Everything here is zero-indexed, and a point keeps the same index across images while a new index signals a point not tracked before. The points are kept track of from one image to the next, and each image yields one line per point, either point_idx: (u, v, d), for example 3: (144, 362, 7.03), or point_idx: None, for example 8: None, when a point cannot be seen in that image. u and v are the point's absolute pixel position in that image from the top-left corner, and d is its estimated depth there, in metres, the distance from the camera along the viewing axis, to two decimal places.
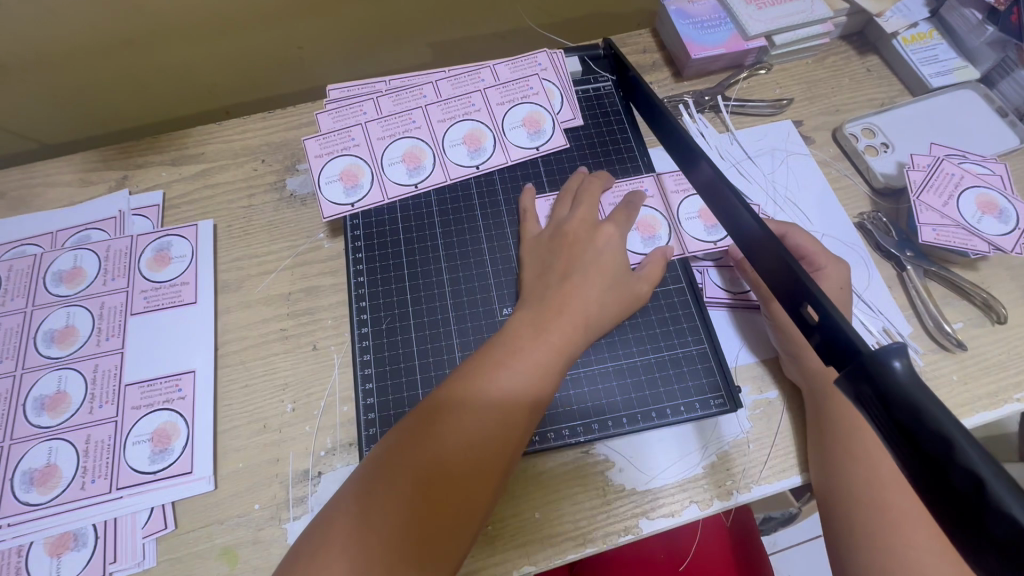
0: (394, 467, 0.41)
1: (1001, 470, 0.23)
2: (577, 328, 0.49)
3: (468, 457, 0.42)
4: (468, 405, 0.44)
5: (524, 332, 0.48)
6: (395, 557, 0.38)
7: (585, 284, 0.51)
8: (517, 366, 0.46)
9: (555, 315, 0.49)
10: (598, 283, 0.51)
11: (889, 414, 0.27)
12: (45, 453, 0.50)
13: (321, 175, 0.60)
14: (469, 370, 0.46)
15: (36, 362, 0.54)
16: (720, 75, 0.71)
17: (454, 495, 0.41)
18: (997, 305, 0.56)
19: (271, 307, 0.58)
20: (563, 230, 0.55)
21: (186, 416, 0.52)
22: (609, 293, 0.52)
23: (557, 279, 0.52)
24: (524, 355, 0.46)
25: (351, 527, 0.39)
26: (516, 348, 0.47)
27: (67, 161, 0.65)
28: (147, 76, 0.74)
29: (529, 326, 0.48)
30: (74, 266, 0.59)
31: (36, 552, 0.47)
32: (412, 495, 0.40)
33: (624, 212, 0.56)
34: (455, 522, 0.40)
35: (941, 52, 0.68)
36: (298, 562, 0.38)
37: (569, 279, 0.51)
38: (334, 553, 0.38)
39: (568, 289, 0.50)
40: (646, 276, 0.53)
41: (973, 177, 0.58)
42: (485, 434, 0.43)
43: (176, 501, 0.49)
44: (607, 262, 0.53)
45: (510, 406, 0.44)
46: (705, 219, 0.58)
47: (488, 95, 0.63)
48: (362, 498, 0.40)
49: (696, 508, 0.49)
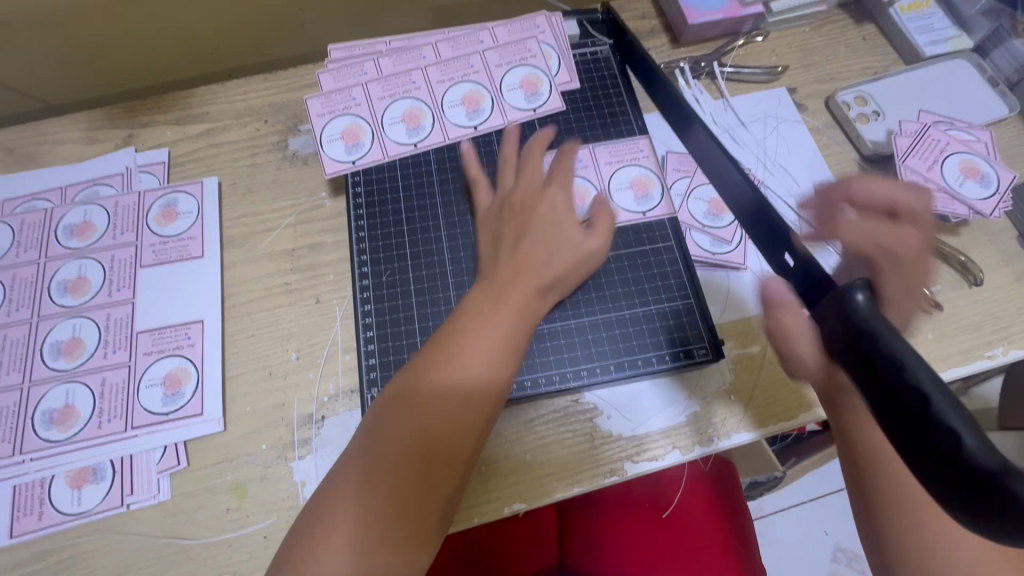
0: (381, 440, 0.43)
1: (943, 386, 0.26)
2: (531, 293, 0.51)
3: (458, 404, 0.45)
4: (454, 359, 0.46)
5: (484, 303, 0.49)
6: (402, 496, 0.42)
7: (537, 251, 0.52)
8: (493, 334, 0.48)
9: (512, 284, 0.50)
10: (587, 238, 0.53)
11: (852, 346, 0.30)
12: (63, 395, 0.53)
13: (322, 135, 0.61)
14: (455, 326, 0.48)
15: (51, 311, 0.56)
16: (717, 41, 0.71)
17: (450, 439, 0.44)
18: (975, 269, 0.58)
19: (275, 262, 0.60)
20: (510, 200, 0.56)
21: (196, 362, 0.55)
22: (558, 255, 0.53)
23: (508, 250, 0.53)
24: (498, 322, 0.48)
25: (348, 497, 0.41)
26: (487, 316, 0.48)
27: (74, 119, 0.67)
28: (148, 36, 0.75)
29: (491, 295, 0.50)
30: (84, 220, 0.60)
31: (59, 484, 0.50)
32: (411, 443, 0.43)
33: (562, 173, 0.58)
34: (443, 484, 0.44)
35: (937, 21, 0.69)
36: (314, 508, 0.42)
37: (520, 248, 0.52)
38: (345, 498, 0.41)
39: (520, 258, 0.52)
40: (596, 233, 0.55)
41: (958, 144, 0.60)
42: (468, 401, 0.46)
43: (189, 440, 0.52)
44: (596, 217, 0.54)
45: (494, 356, 0.47)
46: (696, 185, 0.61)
47: (487, 57, 0.64)
48: (365, 450, 0.43)
49: (678, 453, 0.52)
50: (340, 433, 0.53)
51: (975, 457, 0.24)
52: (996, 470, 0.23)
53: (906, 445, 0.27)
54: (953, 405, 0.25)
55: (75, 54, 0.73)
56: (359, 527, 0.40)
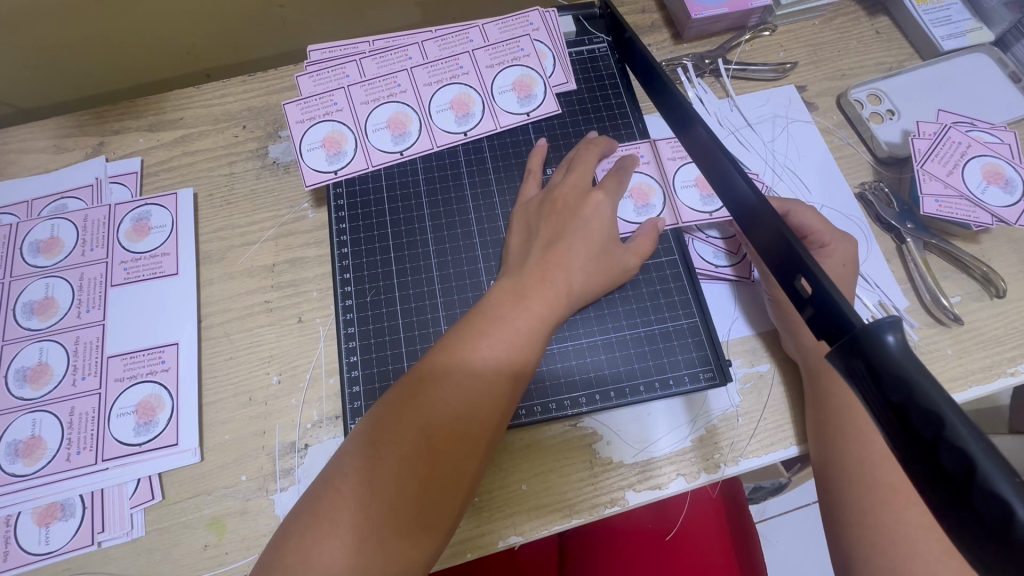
0: (370, 466, 0.39)
1: (994, 452, 0.23)
2: (559, 296, 0.48)
3: (456, 427, 0.41)
4: (453, 377, 0.43)
5: (505, 300, 0.47)
6: (389, 529, 0.38)
7: (575, 252, 0.49)
8: (500, 334, 0.45)
9: (534, 286, 0.47)
10: (585, 253, 0.50)
11: (881, 392, 0.26)
12: (29, 425, 0.50)
13: (302, 142, 0.57)
14: (453, 341, 0.45)
15: (17, 334, 0.53)
16: (722, 37, 0.67)
17: (445, 465, 0.40)
18: (997, 279, 0.54)
19: (254, 279, 0.56)
20: (550, 198, 0.53)
21: (170, 389, 0.52)
22: (595, 263, 0.50)
23: (541, 247, 0.50)
24: (508, 322, 0.45)
25: (340, 503, 0.38)
26: (498, 316, 0.46)
27: (41, 126, 0.63)
28: (120, 37, 0.71)
29: (511, 294, 0.47)
30: (51, 236, 0.57)
31: (25, 522, 0.47)
32: (403, 468, 0.39)
33: (615, 179, 0.54)
34: (444, 490, 0.40)
35: (955, 13, 0.65)
36: (289, 539, 0.38)
37: (554, 247, 0.50)
38: (326, 529, 0.37)
39: (553, 257, 0.49)
40: (636, 248, 0.52)
41: (980, 146, 0.56)
42: (475, 403, 0.42)
43: (164, 472, 0.49)
44: (594, 230, 0.51)
45: (495, 375, 0.43)
46: (701, 187, 0.56)
47: (478, 57, 0.60)
48: (351, 475, 0.39)
49: (683, 481, 0.49)
50: (323, 462, 0.50)
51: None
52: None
53: (944, 509, 0.24)
54: (1004, 473, 0.22)
55: (42, 57, 0.69)
56: (340, 562, 0.36)
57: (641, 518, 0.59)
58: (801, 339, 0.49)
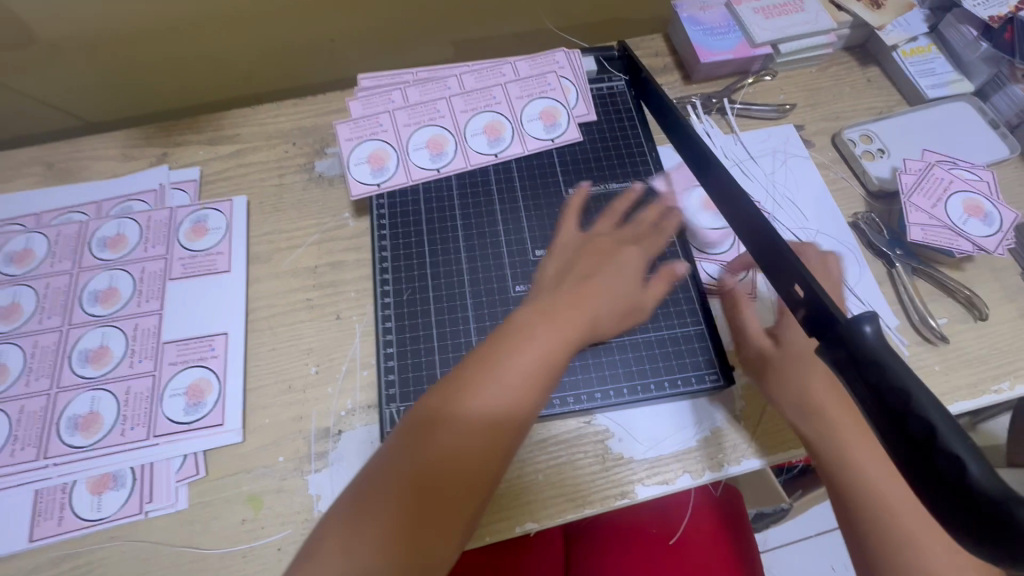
0: (399, 468, 0.42)
1: (952, 421, 0.28)
2: (586, 325, 0.50)
3: (482, 438, 0.44)
4: (481, 392, 0.45)
5: (534, 319, 0.49)
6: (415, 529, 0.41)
7: (606, 284, 0.53)
8: (528, 352, 0.47)
9: (566, 308, 0.50)
10: (613, 294, 0.53)
11: (860, 374, 0.32)
12: (89, 401, 0.54)
13: (350, 157, 0.64)
14: (485, 355, 0.47)
15: (82, 319, 0.58)
16: (728, 79, 0.75)
17: (470, 473, 0.43)
18: (980, 303, 0.59)
19: (298, 279, 0.62)
20: (591, 242, 0.56)
21: (218, 374, 0.56)
22: (620, 306, 0.53)
23: (575, 279, 0.53)
24: (537, 341, 0.48)
25: (372, 504, 0.41)
26: (529, 334, 0.48)
27: (112, 137, 0.70)
28: (185, 62, 0.79)
29: (540, 315, 0.49)
30: (117, 233, 0.63)
31: (79, 489, 0.51)
32: (430, 474, 0.42)
33: (646, 236, 0.59)
34: (462, 502, 0.43)
35: (937, 66, 0.72)
36: (326, 535, 0.41)
37: (589, 280, 0.52)
38: (358, 528, 0.40)
39: (585, 289, 0.52)
40: (654, 291, 0.55)
41: (961, 183, 0.62)
42: (493, 417, 0.45)
43: (208, 450, 0.53)
44: (625, 278, 0.54)
45: (520, 392, 0.46)
46: (707, 209, 0.64)
47: (509, 89, 0.67)
48: (382, 477, 0.42)
49: (688, 477, 0.53)
50: (355, 448, 0.54)
51: (981, 488, 0.26)
52: (1001, 499, 0.25)
53: (912, 469, 0.29)
54: (960, 437, 0.27)
55: (116, 75, 0.77)
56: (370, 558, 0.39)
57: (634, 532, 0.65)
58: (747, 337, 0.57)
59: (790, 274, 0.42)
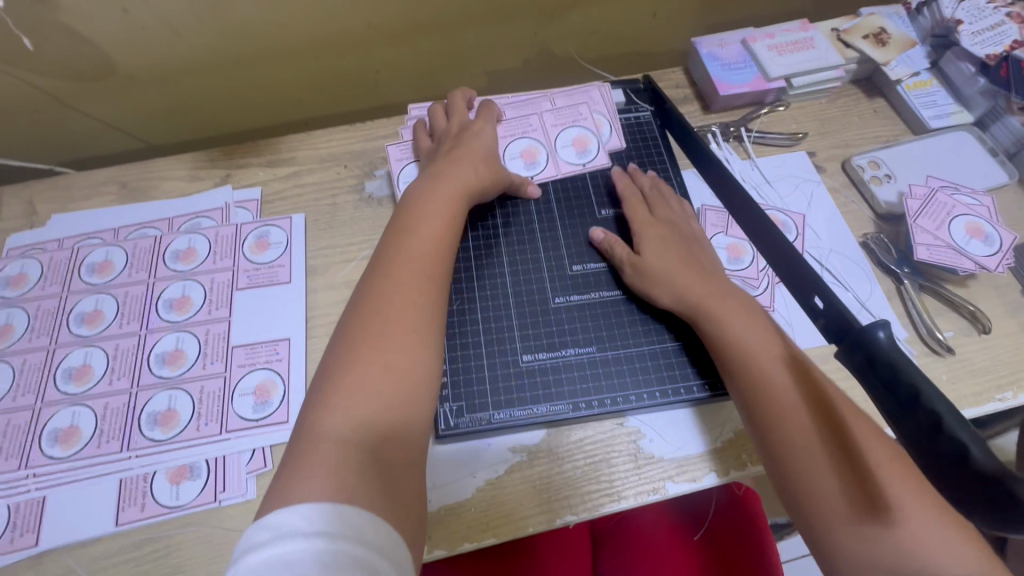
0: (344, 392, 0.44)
1: (956, 411, 0.33)
2: (443, 218, 0.57)
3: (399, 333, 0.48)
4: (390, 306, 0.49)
5: (413, 238, 0.54)
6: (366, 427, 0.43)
7: (471, 157, 0.64)
8: (404, 276, 0.51)
9: (421, 223, 0.56)
10: (458, 185, 0.61)
11: (877, 374, 0.37)
12: (166, 399, 0.60)
13: (400, 174, 0.72)
14: (380, 277, 0.51)
15: (158, 324, 0.64)
16: (743, 110, 0.81)
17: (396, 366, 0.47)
18: (983, 317, 0.64)
19: (352, 290, 0.68)
20: (441, 143, 0.67)
21: (282, 376, 0.62)
22: (478, 180, 0.63)
23: (445, 167, 0.62)
24: (413, 252, 0.53)
25: (331, 444, 0.41)
26: (410, 247, 0.54)
27: (181, 159, 0.77)
28: (244, 91, 0.86)
29: (444, 222, 0.57)
30: (188, 246, 0.69)
31: (160, 479, 0.56)
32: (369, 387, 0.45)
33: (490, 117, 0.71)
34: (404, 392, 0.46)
35: (940, 98, 0.78)
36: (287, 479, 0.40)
37: (454, 161, 0.63)
38: (319, 462, 0.40)
39: (458, 172, 0.62)
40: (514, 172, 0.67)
41: (963, 207, 0.68)
42: (414, 328, 0.49)
43: (274, 445, 0.58)
44: (479, 148, 0.66)
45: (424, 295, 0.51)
46: (732, 252, 0.68)
47: (545, 117, 0.74)
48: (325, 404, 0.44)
49: (715, 475, 0.57)
50: None
51: (981, 467, 0.30)
52: (1000, 475, 0.30)
53: (924, 454, 0.33)
54: (962, 424, 0.32)
55: (182, 102, 0.85)
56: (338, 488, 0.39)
57: (661, 536, 0.69)
58: (726, 322, 0.56)
59: (811, 287, 0.47)
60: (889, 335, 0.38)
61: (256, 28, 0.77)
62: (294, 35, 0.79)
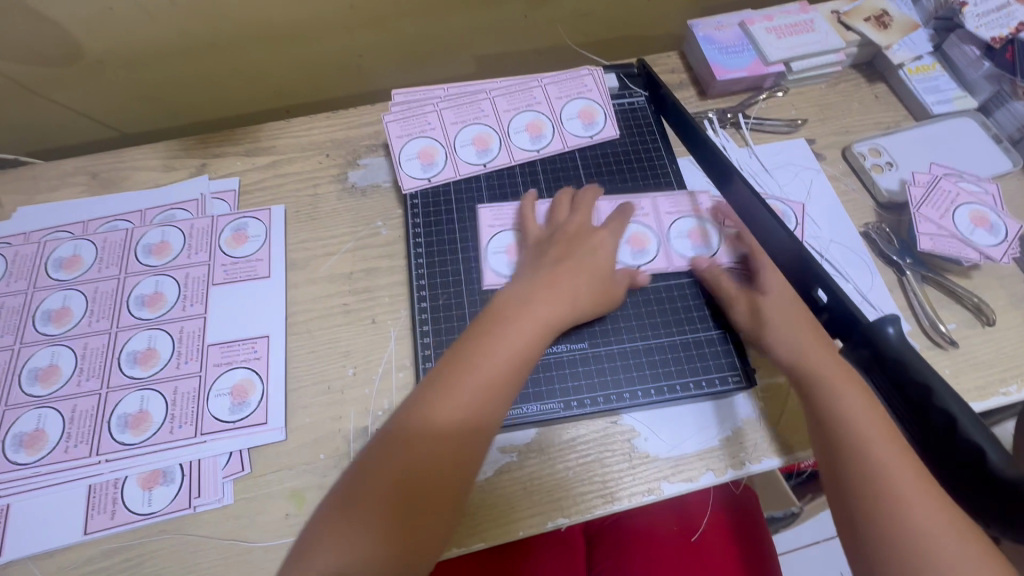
0: (378, 496, 0.43)
1: (968, 408, 0.31)
2: (535, 329, 0.52)
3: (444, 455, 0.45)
4: (437, 419, 0.46)
5: (493, 325, 0.52)
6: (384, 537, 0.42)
7: (573, 273, 0.57)
8: (473, 382, 0.48)
9: (518, 319, 0.52)
10: (578, 279, 0.57)
11: (884, 371, 0.36)
12: (138, 401, 0.57)
13: (489, 246, 0.64)
14: (436, 390, 0.48)
15: (130, 322, 0.61)
16: (741, 95, 0.78)
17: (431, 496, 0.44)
18: (987, 309, 0.62)
19: (334, 284, 0.65)
20: (562, 231, 0.61)
21: (261, 374, 0.59)
22: (594, 288, 0.58)
23: (552, 261, 0.58)
24: (490, 362, 0.49)
25: (349, 532, 0.41)
26: (486, 354, 0.50)
27: (154, 148, 0.73)
28: (221, 77, 0.82)
29: (521, 299, 0.54)
30: (161, 240, 0.66)
31: (130, 485, 0.54)
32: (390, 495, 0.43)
33: (618, 221, 0.63)
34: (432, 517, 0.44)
35: (942, 83, 0.75)
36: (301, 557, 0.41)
37: (561, 264, 0.57)
38: (331, 549, 0.41)
39: (560, 271, 0.57)
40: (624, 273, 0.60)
41: (967, 195, 0.65)
42: (465, 447, 0.46)
43: (252, 448, 0.56)
44: (601, 262, 0.59)
45: (478, 416, 0.47)
46: (725, 227, 0.66)
47: (659, 203, 0.66)
48: (351, 508, 0.43)
49: (712, 475, 0.55)
50: None
51: (998, 471, 0.29)
52: (1018, 479, 0.28)
53: (937, 455, 0.32)
54: (976, 423, 0.30)
55: (156, 88, 0.81)
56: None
57: (655, 539, 0.67)
58: (781, 335, 0.52)
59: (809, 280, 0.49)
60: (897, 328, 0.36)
61: (231, 9, 0.73)
62: (272, 17, 0.76)
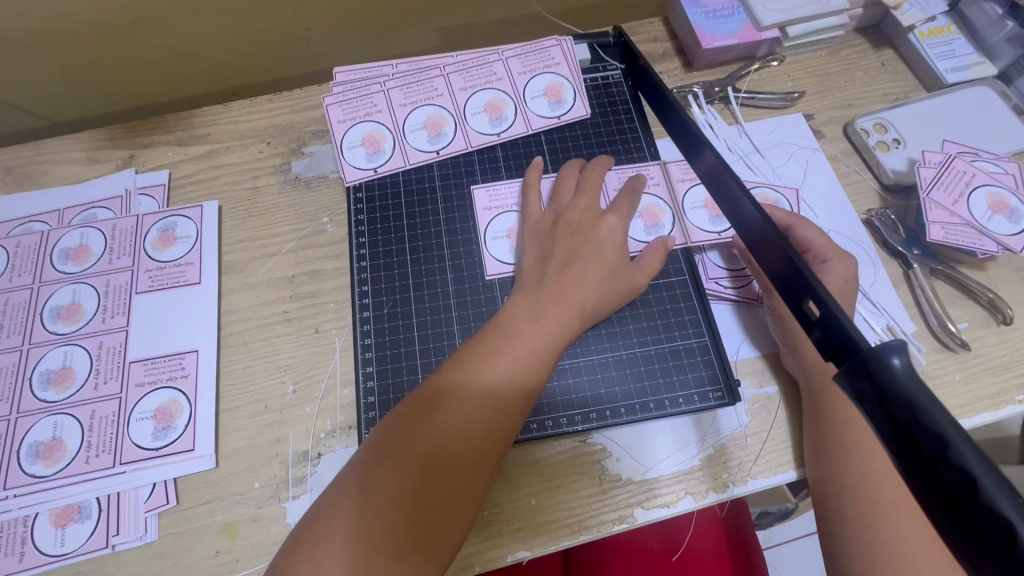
0: (390, 475, 0.40)
1: (994, 470, 0.23)
2: (571, 318, 0.49)
3: (467, 434, 0.42)
4: (468, 388, 0.44)
5: (523, 317, 0.48)
6: (396, 522, 0.38)
7: (588, 267, 0.51)
8: (512, 353, 0.46)
9: (553, 304, 0.49)
10: (598, 274, 0.52)
11: (886, 411, 0.27)
12: (51, 427, 0.51)
13: (487, 231, 0.59)
14: (467, 357, 0.46)
15: (43, 337, 0.55)
16: (731, 66, 0.70)
17: (451, 477, 0.41)
18: (1004, 306, 0.55)
19: (274, 290, 0.58)
20: (566, 218, 0.54)
21: (189, 395, 0.53)
22: (607, 284, 0.52)
23: (557, 268, 0.51)
24: (522, 341, 0.46)
25: (349, 517, 0.39)
26: (513, 332, 0.47)
27: (75, 139, 0.66)
28: (154, 56, 0.74)
29: (527, 311, 0.48)
30: (80, 243, 0.59)
31: (42, 522, 0.48)
32: (411, 473, 0.40)
33: (626, 201, 0.56)
34: (454, 502, 0.40)
35: (958, 48, 0.67)
36: (296, 552, 0.38)
37: (569, 270, 0.51)
38: (334, 541, 0.38)
39: (568, 279, 0.50)
40: (646, 268, 0.54)
41: (984, 176, 0.58)
42: (487, 426, 0.43)
43: (179, 477, 0.50)
44: (607, 254, 0.53)
45: (510, 388, 0.44)
46: (709, 209, 0.59)
47: (671, 170, 0.61)
48: (362, 486, 0.40)
49: (691, 500, 0.49)
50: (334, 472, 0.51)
51: None
52: None
53: (951, 530, 0.24)
54: (1005, 491, 0.23)
55: (81, 71, 0.73)
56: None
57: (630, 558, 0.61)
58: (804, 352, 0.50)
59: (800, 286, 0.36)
60: (908, 362, 0.27)
61: None
62: None
